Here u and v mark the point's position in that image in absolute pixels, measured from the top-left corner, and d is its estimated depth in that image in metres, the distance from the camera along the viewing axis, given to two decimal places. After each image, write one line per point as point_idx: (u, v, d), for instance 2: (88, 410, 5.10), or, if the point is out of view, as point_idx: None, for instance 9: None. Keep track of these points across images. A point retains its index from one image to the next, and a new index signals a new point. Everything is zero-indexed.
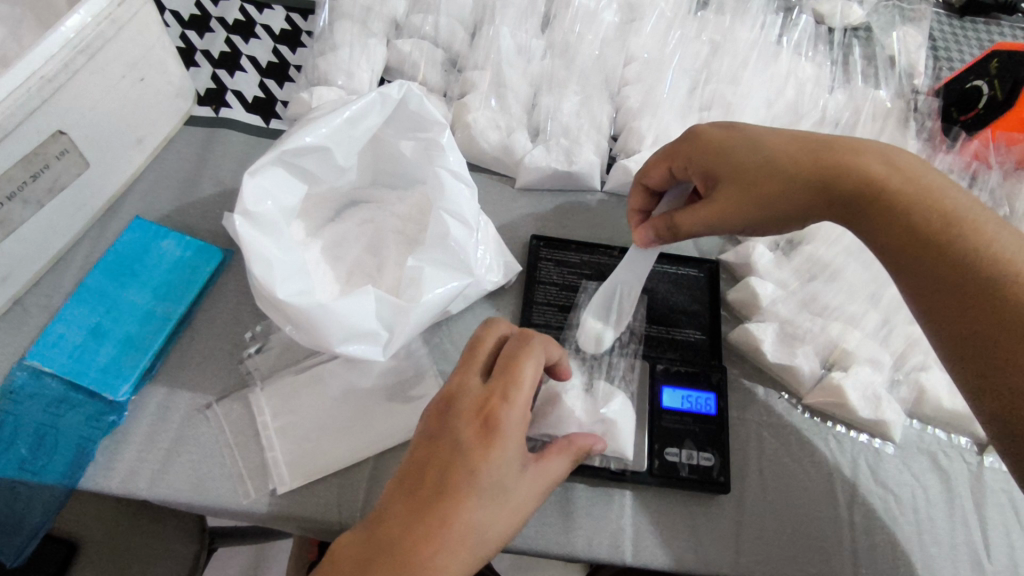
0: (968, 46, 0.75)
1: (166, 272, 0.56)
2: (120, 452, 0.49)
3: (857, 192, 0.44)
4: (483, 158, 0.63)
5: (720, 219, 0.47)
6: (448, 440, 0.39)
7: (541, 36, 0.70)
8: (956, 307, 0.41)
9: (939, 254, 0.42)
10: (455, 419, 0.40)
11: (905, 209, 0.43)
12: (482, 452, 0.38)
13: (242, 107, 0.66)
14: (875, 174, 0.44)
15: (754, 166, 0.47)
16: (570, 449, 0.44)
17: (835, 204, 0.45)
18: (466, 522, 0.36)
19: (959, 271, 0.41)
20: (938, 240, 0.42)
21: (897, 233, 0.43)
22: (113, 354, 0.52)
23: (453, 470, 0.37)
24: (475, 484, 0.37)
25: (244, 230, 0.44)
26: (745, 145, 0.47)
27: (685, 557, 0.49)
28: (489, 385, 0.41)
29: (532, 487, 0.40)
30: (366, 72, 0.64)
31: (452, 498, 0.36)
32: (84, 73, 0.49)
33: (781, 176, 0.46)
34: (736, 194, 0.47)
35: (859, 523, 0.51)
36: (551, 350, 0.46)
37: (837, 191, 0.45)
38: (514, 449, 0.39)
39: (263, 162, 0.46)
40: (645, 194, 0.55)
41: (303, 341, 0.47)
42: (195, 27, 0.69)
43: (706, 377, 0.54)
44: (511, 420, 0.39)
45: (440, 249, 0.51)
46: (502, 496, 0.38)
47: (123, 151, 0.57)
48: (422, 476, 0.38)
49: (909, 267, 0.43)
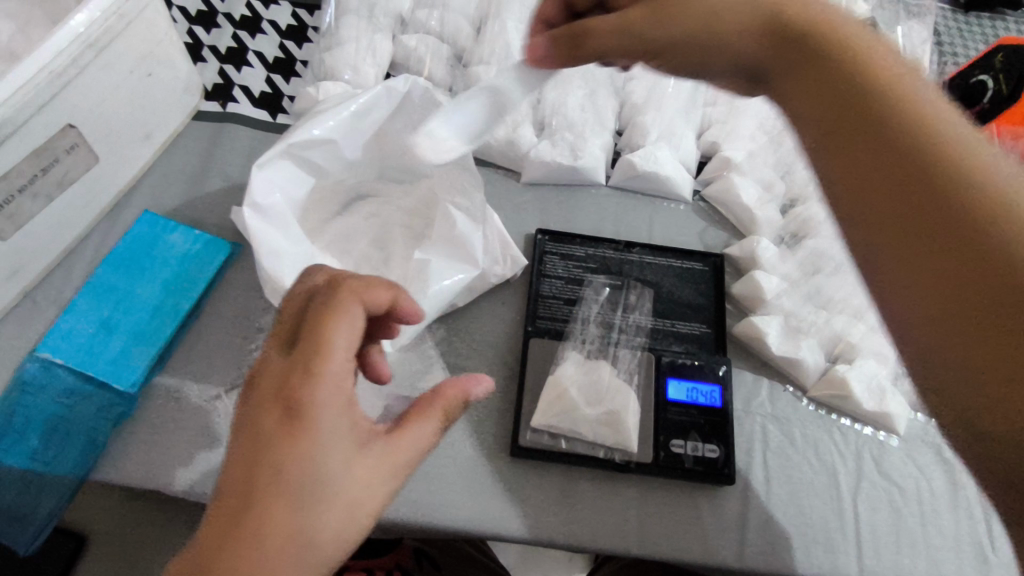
0: (973, 41, 0.75)
1: (174, 265, 0.56)
2: (130, 442, 0.50)
3: (837, 65, 0.35)
4: (489, 152, 0.63)
5: (704, 38, 0.41)
6: (246, 438, 0.29)
7: None
8: (961, 279, 0.28)
9: (886, 148, 0.31)
10: (254, 409, 0.30)
11: (886, 96, 0.32)
12: (285, 449, 0.29)
13: (250, 102, 0.66)
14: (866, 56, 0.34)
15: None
16: (432, 411, 0.35)
17: (810, 73, 0.36)
18: (281, 537, 0.28)
19: (952, 213, 0.29)
20: (942, 162, 0.30)
21: (858, 141, 0.33)
22: (123, 346, 0.52)
23: (257, 474, 0.28)
24: (284, 488, 0.28)
25: (254, 222, 0.45)
26: None
27: (689, 548, 0.50)
28: (292, 357, 0.31)
29: (373, 474, 0.31)
30: (372, 67, 0.64)
31: (258, 512, 0.28)
32: (92, 69, 0.50)
33: (749, 7, 0.39)
34: (736, 9, 0.39)
35: (862, 515, 0.52)
36: (378, 294, 0.34)
37: (789, 39, 0.37)
38: (333, 437, 0.30)
39: (271, 154, 0.47)
40: (562, 9, 0.47)
41: None
42: (202, 23, 0.70)
43: (711, 370, 0.55)
44: (322, 404, 0.30)
45: (447, 242, 0.53)
46: (335, 490, 0.29)
47: (132, 146, 0.58)
48: (222, 502, 0.28)
49: (868, 206, 0.32)
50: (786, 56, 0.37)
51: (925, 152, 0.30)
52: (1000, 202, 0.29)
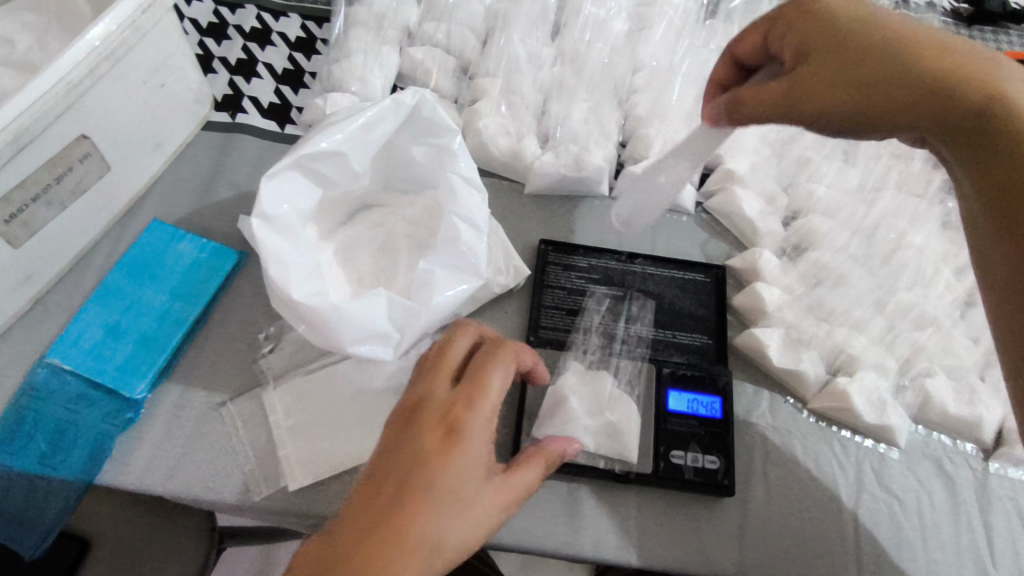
0: None
1: (183, 272, 0.57)
2: (136, 447, 0.51)
3: (976, 99, 0.41)
4: (494, 163, 0.64)
5: (928, 119, 0.42)
6: (409, 449, 0.39)
7: (551, 43, 0.71)
8: (1006, 161, 0.39)
9: (1010, 183, 0.39)
10: (419, 424, 0.40)
11: (1015, 122, 0.40)
12: (443, 461, 0.38)
13: (259, 113, 0.68)
14: (1008, 91, 0.40)
15: (891, 31, 0.44)
16: (536, 461, 0.44)
17: (934, 112, 0.42)
18: (423, 532, 0.36)
19: (997, 119, 0.40)
20: (992, 116, 0.40)
21: (991, 157, 0.40)
22: (131, 352, 0.53)
23: (413, 479, 0.37)
24: (430, 493, 0.37)
25: (261, 231, 0.45)
26: (870, 20, 0.45)
27: (689, 559, 0.50)
28: (455, 393, 0.41)
29: (494, 502, 0.40)
30: (380, 79, 0.65)
31: (409, 507, 0.36)
32: (107, 80, 0.51)
33: (909, 77, 0.42)
34: (829, 64, 0.44)
35: (863, 527, 0.52)
36: (526, 357, 0.46)
37: (946, 110, 0.42)
38: (476, 458, 0.39)
39: (280, 166, 0.48)
40: (733, 65, 0.53)
41: (317, 341, 0.48)
42: (213, 34, 0.71)
43: (712, 381, 0.55)
44: (474, 429, 0.40)
45: (451, 252, 0.51)
46: (462, 500, 0.38)
47: (143, 156, 0.59)
48: (380, 486, 0.37)
49: (973, 162, 0.42)
50: (938, 62, 0.42)
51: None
52: (982, 100, 0.41)
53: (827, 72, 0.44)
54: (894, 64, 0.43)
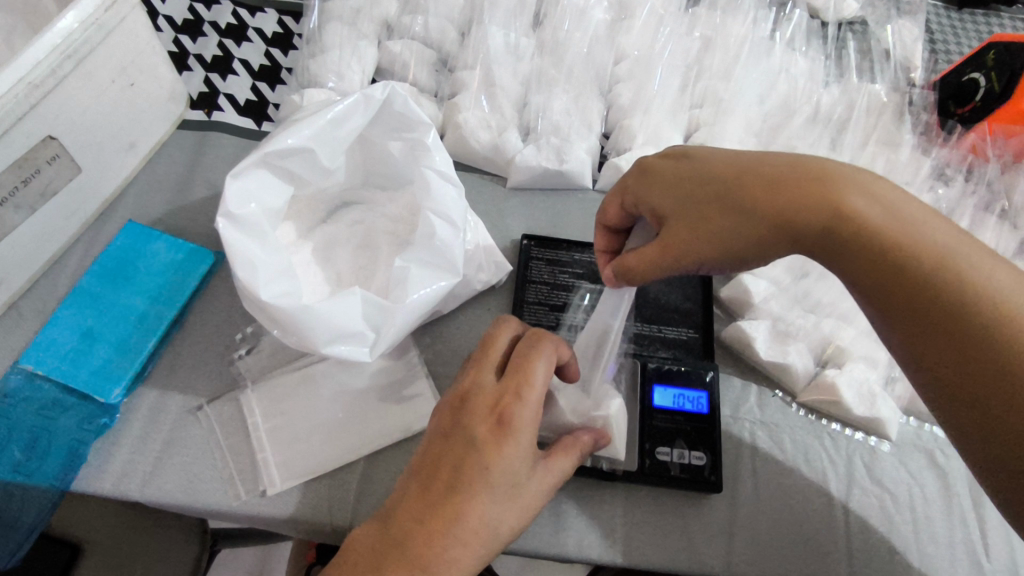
0: (967, 38, 0.74)
1: (158, 274, 0.56)
2: (112, 454, 0.50)
3: (820, 222, 0.37)
4: (474, 157, 0.63)
5: (787, 242, 0.39)
6: (461, 438, 0.38)
7: (532, 34, 0.70)
8: (940, 341, 0.34)
9: (934, 319, 0.34)
10: (469, 415, 0.39)
11: (877, 244, 0.36)
12: (497, 450, 0.38)
13: (235, 110, 0.66)
14: (849, 197, 0.37)
15: (725, 230, 0.40)
16: (577, 448, 0.44)
17: (798, 238, 0.39)
18: (476, 522, 0.36)
19: (928, 285, 0.35)
20: (908, 265, 0.35)
21: (893, 300, 0.36)
22: (106, 356, 0.52)
23: (466, 467, 0.37)
24: (486, 482, 0.37)
25: (228, 232, 0.45)
26: (690, 226, 0.42)
27: (676, 557, 0.49)
28: (503, 383, 0.40)
29: (543, 486, 0.40)
30: (357, 73, 0.64)
31: (464, 496, 0.36)
32: (72, 79, 0.50)
33: (750, 211, 0.39)
34: (689, 228, 0.42)
35: (854, 522, 0.51)
36: (566, 346, 0.45)
37: (801, 232, 0.38)
38: (526, 445, 0.39)
39: (245, 164, 0.46)
40: (611, 233, 0.50)
41: (291, 344, 0.47)
42: (188, 31, 0.70)
43: (698, 375, 0.54)
44: (524, 420, 0.38)
45: (428, 249, 0.50)
46: (514, 489, 0.38)
47: (116, 156, 0.58)
48: (435, 472, 0.38)
49: (899, 323, 0.36)
50: (765, 196, 0.39)
51: (931, 289, 0.34)
52: (921, 250, 0.35)
53: (689, 215, 0.42)
54: (748, 206, 0.39)
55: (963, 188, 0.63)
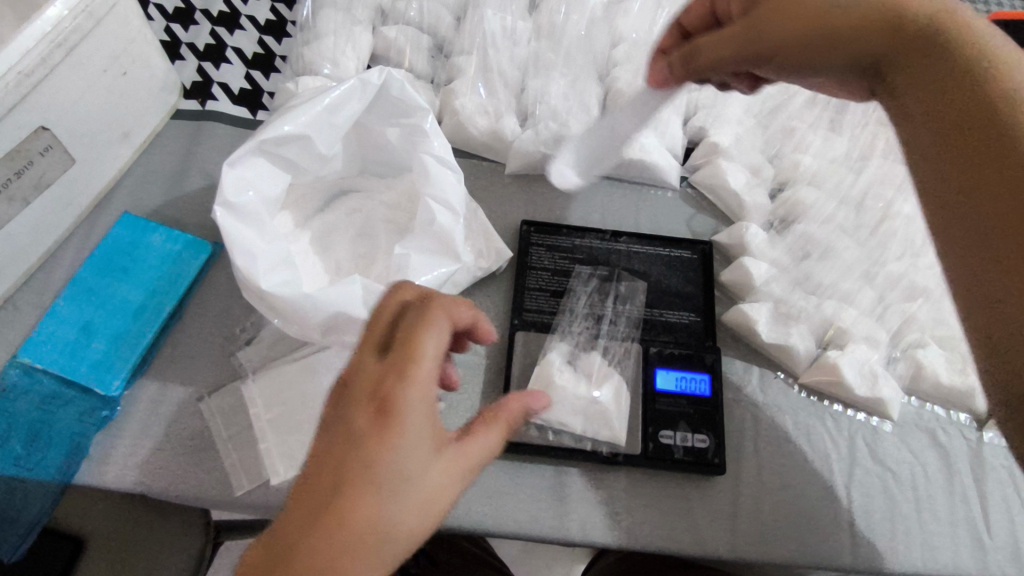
0: (966, 18, 0.74)
1: (156, 266, 0.56)
2: (114, 445, 0.50)
3: (925, 23, 0.36)
4: (473, 144, 0.62)
5: (878, 27, 0.37)
6: (339, 434, 0.32)
7: (528, 18, 0.69)
8: (980, 158, 0.32)
9: (1001, 143, 0.31)
10: (349, 404, 0.33)
11: (969, 58, 0.34)
12: (378, 440, 0.31)
13: (229, 99, 0.66)
14: (962, 17, 0.36)
15: (818, 11, 0.40)
16: (501, 418, 0.37)
17: (891, 39, 0.37)
18: (366, 525, 0.30)
19: (992, 98, 0.32)
20: (987, 85, 0.33)
21: (958, 100, 0.34)
22: (105, 349, 0.52)
23: (347, 467, 0.31)
24: (370, 481, 0.31)
25: (225, 220, 0.44)
26: (786, 6, 0.41)
27: (680, 539, 0.49)
28: (385, 362, 0.34)
29: (448, 475, 0.34)
30: (352, 60, 0.63)
31: (347, 499, 0.30)
32: (63, 69, 0.49)
33: (855, 4, 0.38)
34: (776, 13, 0.42)
35: (856, 501, 0.51)
36: (461, 309, 0.38)
37: (902, 24, 0.37)
38: (421, 425, 0.33)
39: (241, 152, 0.46)
40: (678, 35, 0.53)
41: (292, 333, 0.47)
42: (180, 19, 0.69)
43: (700, 359, 0.54)
44: (410, 402, 0.32)
45: (428, 236, 0.50)
46: (409, 484, 0.32)
47: (109, 146, 0.57)
48: (313, 479, 0.31)
49: (945, 136, 0.34)
50: (880, 5, 0.37)
51: (961, 104, 0.33)
52: (1011, 76, 0.33)
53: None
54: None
55: None
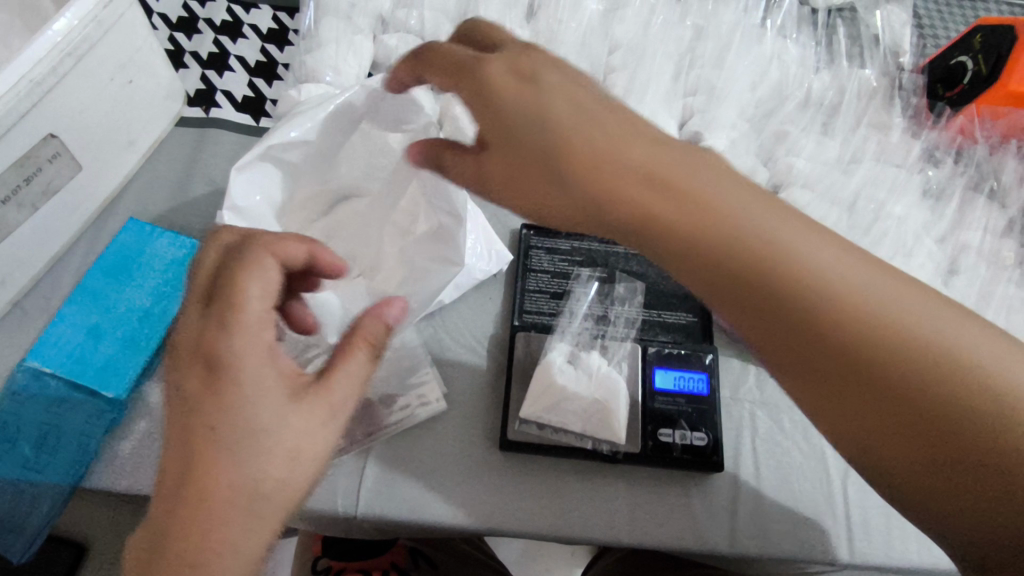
0: (954, 24, 0.76)
1: (162, 271, 0.57)
2: (121, 447, 0.50)
3: (665, 220, 0.33)
4: (473, 149, 0.63)
5: (623, 226, 0.35)
6: (212, 398, 0.33)
7: (526, 25, 0.70)
8: (790, 336, 0.31)
9: (800, 329, 0.31)
10: (233, 364, 0.34)
11: (715, 245, 0.32)
12: (211, 400, 0.33)
13: (232, 107, 0.67)
14: (686, 184, 0.33)
15: (580, 203, 0.36)
16: (364, 350, 0.39)
17: (643, 238, 0.34)
18: (228, 487, 0.32)
19: (764, 271, 0.31)
20: (754, 253, 0.32)
21: (734, 288, 0.32)
22: (113, 352, 0.53)
23: (194, 424, 0.32)
24: (213, 438, 0.32)
25: (231, 223, 0.46)
26: (552, 189, 0.38)
27: (680, 535, 0.50)
28: (206, 315, 0.34)
29: (307, 423, 0.35)
30: (353, 67, 0.65)
31: (200, 459, 0.32)
32: (72, 77, 0.50)
33: (610, 175, 0.35)
34: (548, 194, 0.38)
35: (852, 497, 0.52)
36: (292, 247, 0.39)
37: (648, 216, 0.34)
38: (251, 388, 0.34)
39: (249, 158, 0.47)
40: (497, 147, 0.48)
41: (302, 333, 0.49)
42: (183, 29, 0.70)
43: (698, 358, 0.55)
44: (341, 377, 0.37)
45: (430, 239, 0.53)
46: (261, 441, 0.33)
47: (115, 153, 0.58)
48: (184, 444, 0.32)
49: (757, 334, 0.32)
50: (651, 165, 0.35)
51: (857, 344, 0.30)
52: (763, 243, 0.32)
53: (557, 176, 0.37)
54: (581, 180, 0.36)
55: (952, 169, 0.65)
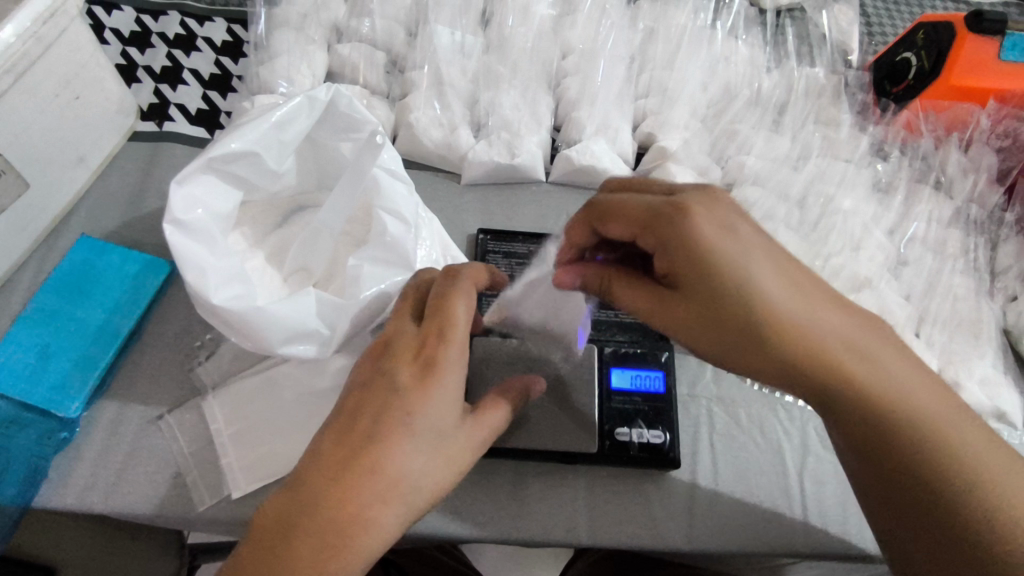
0: (901, 21, 0.78)
1: (115, 287, 0.56)
2: (72, 467, 0.50)
3: (856, 393, 0.38)
4: (428, 156, 0.64)
5: (793, 378, 0.39)
6: (383, 385, 0.39)
7: (480, 32, 0.71)
8: (899, 482, 0.37)
9: (930, 487, 0.36)
10: (391, 361, 0.40)
11: (872, 408, 0.37)
12: (419, 396, 0.38)
13: (186, 120, 0.66)
14: (848, 366, 0.38)
15: (767, 363, 0.39)
16: (504, 398, 0.44)
17: (821, 390, 0.38)
18: (395, 474, 0.36)
19: (895, 447, 0.37)
20: (894, 424, 0.37)
21: (881, 443, 0.38)
22: (64, 371, 0.52)
23: (388, 413, 0.37)
24: (410, 428, 0.37)
25: (174, 237, 0.45)
26: (752, 359, 0.39)
27: (640, 533, 0.50)
28: (423, 330, 0.41)
29: (470, 441, 0.40)
30: (307, 77, 0.65)
31: (382, 445, 0.36)
32: (13, 95, 0.49)
33: (779, 356, 0.38)
34: (708, 328, 0.40)
35: (809, 489, 0.53)
36: (483, 279, 0.46)
37: (825, 383, 0.38)
38: (452, 392, 0.39)
39: (189, 170, 0.47)
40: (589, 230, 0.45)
41: (249, 348, 0.48)
42: (135, 43, 0.70)
43: (654, 357, 0.55)
44: (448, 360, 0.39)
45: (380, 245, 0.51)
46: (438, 443, 0.38)
47: (64, 170, 0.58)
48: (354, 423, 0.37)
49: (869, 454, 0.38)
50: (821, 308, 0.39)
51: (905, 460, 0.37)
52: (895, 427, 0.37)
53: (726, 330, 0.39)
54: (792, 343, 0.38)
55: (899, 163, 0.66)
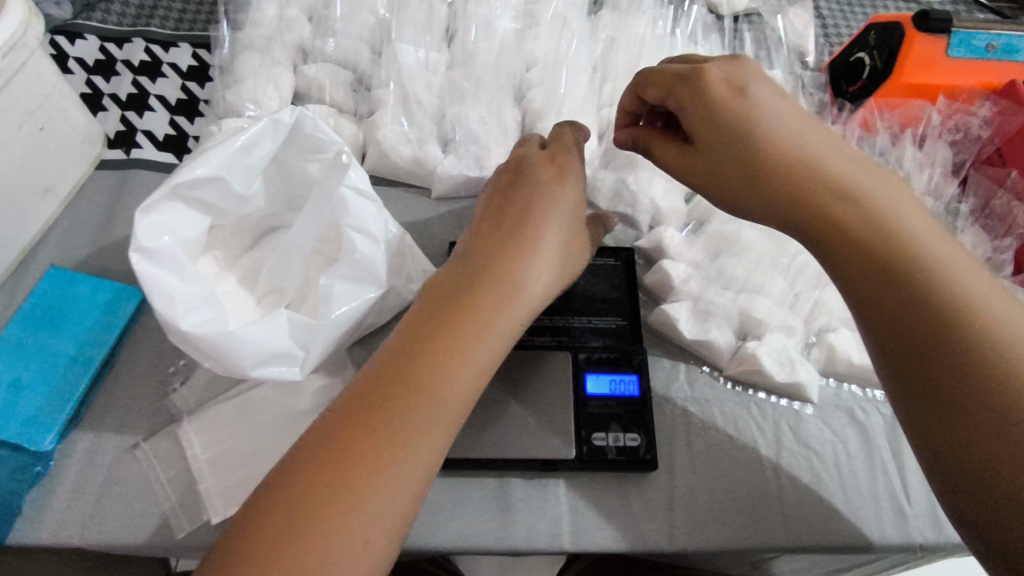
0: (855, 22, 0.80)
1: (86, 317, 0.56)
2: (47, 500, 0.49)
3: (854, 223, 0.41)
4: (398, 172, 0.64)
5: (800, 218, 0.43)
6: (416, 314, 0.42)
7: (445, 48, 0.72)
8: (913, 337, 0.37)
9: (939, 330, 0.36)
10: (465, 252, 0.46)
11: (879, 241, 0.40)
12: (431, 354, 0.39)
13: (154, 146, 0.66)
14: (862, 200, 0.41)
15: (778, 199, 0.44)
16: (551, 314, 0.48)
17: (826, 230, 0.42)
18: (399, 443, 0.36)
19: (910, 287, 0.38)
20: (896, 254, 0.39)
21: (884, 276, 0.39)
22: (36, 404, 0.51)
23: (400, 380, 0.38)
24: (419, 394, 0.37)
25: (141, 265, 0.45)
26: (759, 201, 0.45)
27: (620, 536, 0.51)
28: (493, 221, 0.48)
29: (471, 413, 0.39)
30: (274, 99, 0.65)
31: (387, 409, 0.37)
32: None
33: (786, 197, 0.44)
34: (728, 176, 0.47)
35: (785, 483, 0.53)
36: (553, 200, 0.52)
37: (826, 215, 0.42)
38: (477, 350, 0.40)
39: (154, 199, 0.47)
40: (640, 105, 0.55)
41: (224, 373, 0.48)
42: (101, 72, 0.70)
43: (628, 361, 0.56)
44: (502, 267, 0.44)
45: (349, 263, 0.52)
46: (448, 409, 0.38)
47: (30, 202, 0.57)
48: (367, 391, 0.38)
49: (883, 311, 0.39)
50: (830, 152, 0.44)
51: (930, 301, 0.37)
52: (901, 256, 0.39)
53: (743, 181, 0.46)
54: (791, 179, 0.44)
55: None
